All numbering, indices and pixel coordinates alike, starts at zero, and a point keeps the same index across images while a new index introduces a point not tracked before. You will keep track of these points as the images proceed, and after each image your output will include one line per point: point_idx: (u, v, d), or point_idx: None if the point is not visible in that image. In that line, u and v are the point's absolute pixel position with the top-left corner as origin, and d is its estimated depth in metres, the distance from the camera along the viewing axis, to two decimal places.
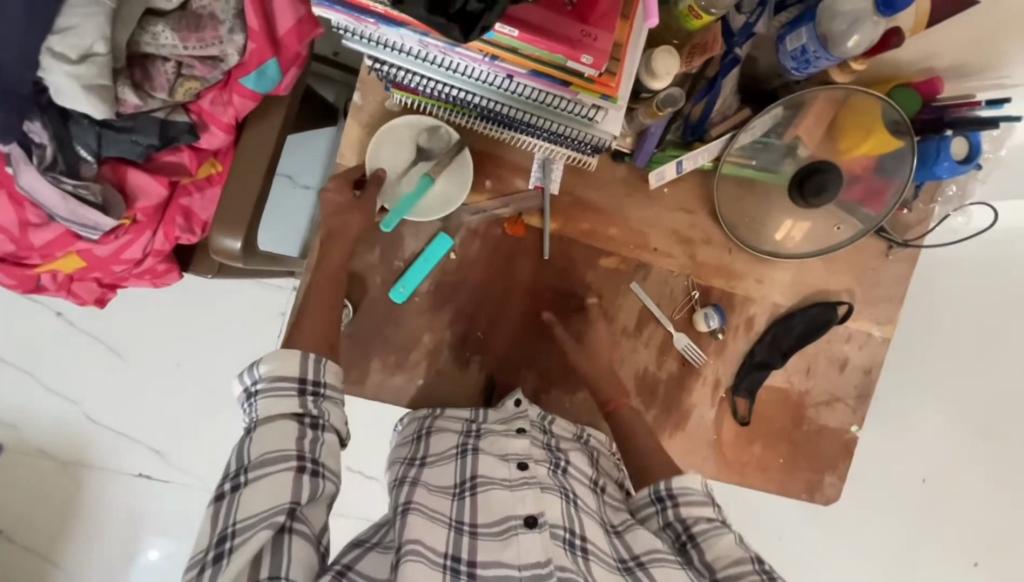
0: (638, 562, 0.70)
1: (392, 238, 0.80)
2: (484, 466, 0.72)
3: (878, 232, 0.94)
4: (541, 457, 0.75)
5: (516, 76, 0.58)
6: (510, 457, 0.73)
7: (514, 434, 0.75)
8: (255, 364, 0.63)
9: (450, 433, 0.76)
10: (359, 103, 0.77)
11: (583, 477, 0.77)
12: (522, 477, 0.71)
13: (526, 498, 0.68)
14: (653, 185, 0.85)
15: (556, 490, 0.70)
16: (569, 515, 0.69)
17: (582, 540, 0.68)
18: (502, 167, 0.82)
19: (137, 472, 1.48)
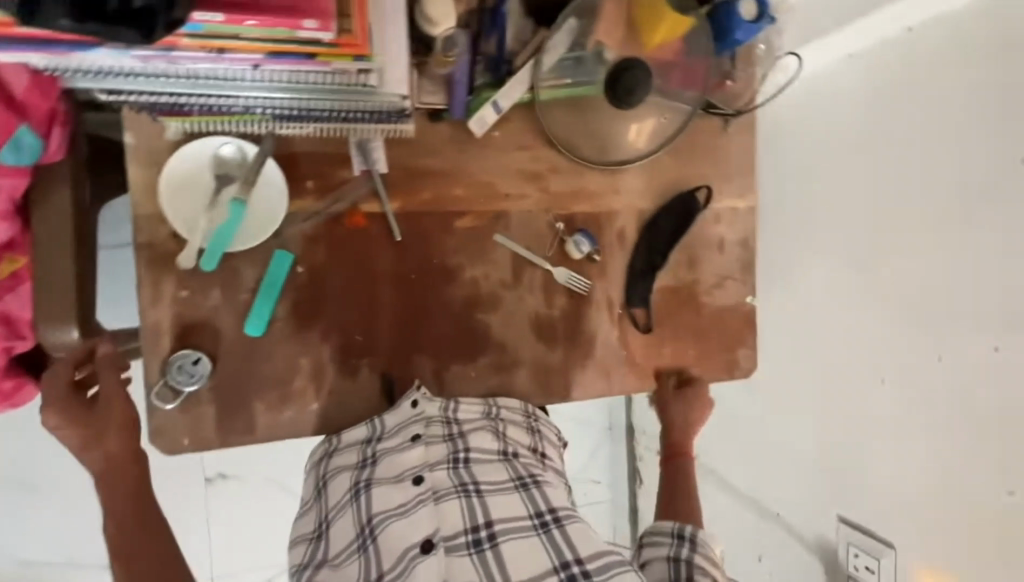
0: (554, 515, 0.69)
1: (227, 272, 0.74)
2: (379, 500, 0.69)
3: (712, 110, 0.96)
4: (438, 460, 0.73)
5: (260, 65, 0.54)
6: (405, 476, 0.71)
7: (408, 443, 0.73)
8: None
9: (343, 475, 0.74)
10: (135, 143, 0.70)
11: (489, 455, 0.75)
12: (417, 496, 0.69)
13: (421, 520, 0.66)
14: (479, 134, 0.84)
15: (453, 494, 0.69)
16: (472, 512, 0.68)
17: (488, 531, 0.67)
18: (320, 163, 0.77)
19: None
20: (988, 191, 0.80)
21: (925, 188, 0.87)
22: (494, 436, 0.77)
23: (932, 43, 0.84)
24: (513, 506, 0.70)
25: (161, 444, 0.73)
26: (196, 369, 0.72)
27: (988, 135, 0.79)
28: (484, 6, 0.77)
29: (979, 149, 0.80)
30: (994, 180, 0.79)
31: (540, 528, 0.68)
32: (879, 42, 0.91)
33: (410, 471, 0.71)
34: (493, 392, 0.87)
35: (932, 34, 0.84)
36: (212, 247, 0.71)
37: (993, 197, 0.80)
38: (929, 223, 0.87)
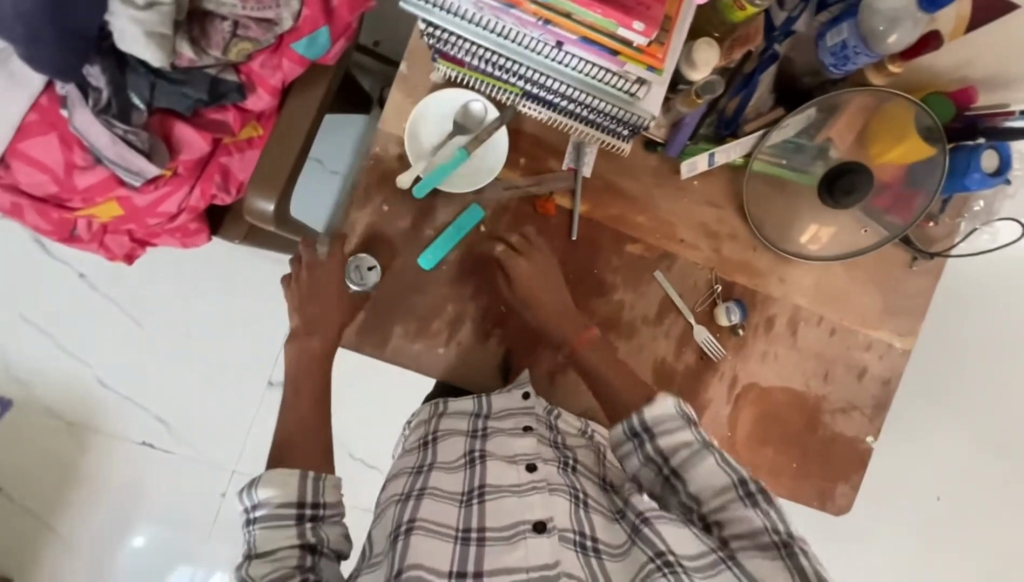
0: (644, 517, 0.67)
1: (425, 206, 0.81)
2: (492, 474, 0.72)
3: (905, 243, 0.94)
4: (548, 457, 0.75)
5: (566, 44, 0.60)
6: (518, 459, 0.74)
7: (520, 432, 0.77)
8: (253, 488, 0.68)
9: (455, 440, 0.79)
10: (405, 72, 0.80)
11: (591, 472, 0.76)
12: (530, 482, 0.70)
13: (533, 502, 0.68)
14: (683, 176, 0.87)
15: (564, 492, 0.70)
16: (578, 517, 0.68)
17: (593, 542, 0.67)
18: (538, 146, 0.84)
19: (140, 440, 1.49)
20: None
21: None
22: (596, 460, 0.79)
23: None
24: (617, 530, 0.69)
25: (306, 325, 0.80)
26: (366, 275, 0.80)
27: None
28: (742, 68, 0.80)
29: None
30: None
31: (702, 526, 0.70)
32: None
33: (523, 458, 0.74)
34: (593, 413, 0.88)
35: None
36: (428, 178, 0.78)
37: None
38: None
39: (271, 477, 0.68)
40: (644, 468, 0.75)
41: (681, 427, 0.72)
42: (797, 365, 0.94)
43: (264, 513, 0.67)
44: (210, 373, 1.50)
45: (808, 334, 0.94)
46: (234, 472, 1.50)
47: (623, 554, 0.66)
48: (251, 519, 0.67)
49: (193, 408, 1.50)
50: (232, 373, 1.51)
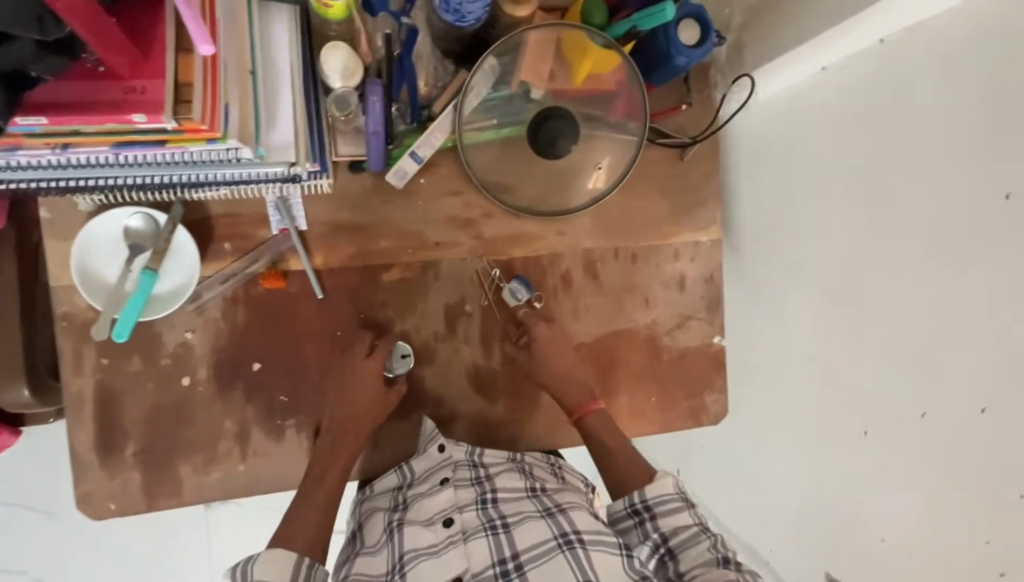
0: (579, 536, 0.69)
1: (146, 339, 0.74)
2: (410, 539, 0.72)
3: (665, 140, 0.89)
4: (466, 502, 0.76)
5: (116, 153, 0.52)
6: (434, 519, 0.74)
7: (437, 488, 0.77)
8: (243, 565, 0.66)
9: (377, 516, 0.77)
10: (48, 217, 0.71)
11: (516, 492, 0.77)
12: (447, 537, 0.72)
13: (450, 559, 0.70)
14: (399, 186, 0.80)
15: (481, 532, 0.72)
16: (497, 546, 0.71)
17: (514, 561, 0.69)
18: (235, 223, 0.76)
19: None
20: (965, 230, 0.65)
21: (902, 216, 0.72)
22: (521, 476, 0.79)
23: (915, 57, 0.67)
24: (538, 529, 0.71)
25: (89, 509, 0.74)
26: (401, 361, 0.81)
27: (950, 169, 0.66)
28: (392, 55, 0.70)
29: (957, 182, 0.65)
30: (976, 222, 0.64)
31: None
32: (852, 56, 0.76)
33: (440, 515, 0.75)
34: (428, 448, 0.84)
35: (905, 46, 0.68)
36: (123, 318, 0.70)
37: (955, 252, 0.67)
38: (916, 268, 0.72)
39: (268, 559, 0.67)
40: (635, 530, 0.79)
41: (684, 512, 0.76)
42: (613, 307, 0.89)
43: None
44: (137, 542, 1.35)
45: (611, 270, 0.89)
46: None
47: (543, 555, 0.68)
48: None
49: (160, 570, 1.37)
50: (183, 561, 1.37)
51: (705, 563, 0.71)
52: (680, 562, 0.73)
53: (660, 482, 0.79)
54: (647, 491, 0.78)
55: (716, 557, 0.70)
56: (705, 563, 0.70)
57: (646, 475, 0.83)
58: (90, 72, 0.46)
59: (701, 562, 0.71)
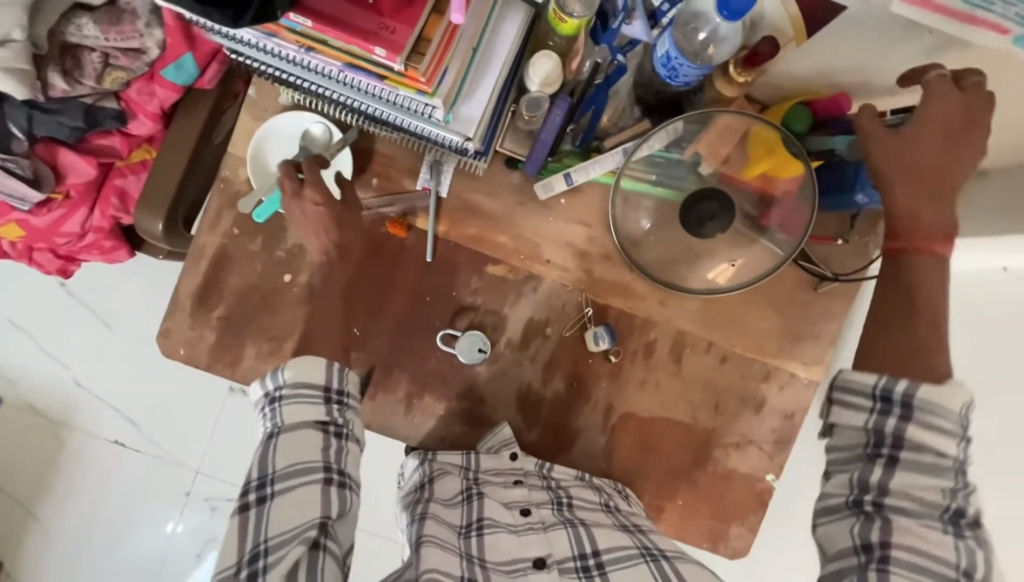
0: (660, 550, 0.72)
1: (274, 228, 0.81)
2: (489, 509, 0.76)
3: (804, 265, 0.86)
4: (542, 500, 0.79)
5: (341, 70, 0.59)
6: (512, 505, 0.78)
7: (512, 484, 0.80)
8: (280, 370, 0.68)
9: (451, 478, 0.79)
10: (253, 95, 0.80)
11: (591, 504, 0.79)
12: (527, 523, 0.76)
13: (531, 542, 0.74)
14: (542, 198, 0.83)
15: (561, 525, 0.76)
16: (579, 540, 0.74)
17: (596, 559, 0.72)
18: (390, 166, 0.82)
19: (114, 439, 1.47)
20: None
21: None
22: (593, 492, 0.80)
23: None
24: (619, 538, 0.74)
25: (162, 344, 0.81)
26: (476, 353, 0.83)
27: None
28: (592, 82, 0.74)
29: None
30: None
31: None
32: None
33: (516, 504, 0.78)
34: (452, 438, 0.85)
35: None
36: (268, 202, 0.77)
37: None
38: None
39: (299, 362, 0.68)
40: (854, 430, 0.55)
41: (954, 440, 0.51)
42: (681, 396, 0.87)
43: (290, 389, 0.67)
44: (169, 395, 1.48)
45: (696, 360, 0.87)
46: (197, 473, 1.48)
47: (627, 560, 0.71)
48: (276, 397, 0.68)
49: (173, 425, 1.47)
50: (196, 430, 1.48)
51: (923, 504, 0.53)
52: (890, 478, 0.53)
53: (953, 391, 0.52)
54: (921, 389, 0.52)
55: (945, 505, 0.52)
56: (920, 507, 0.53)
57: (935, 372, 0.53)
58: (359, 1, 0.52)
59: (905, 501, 0.53)
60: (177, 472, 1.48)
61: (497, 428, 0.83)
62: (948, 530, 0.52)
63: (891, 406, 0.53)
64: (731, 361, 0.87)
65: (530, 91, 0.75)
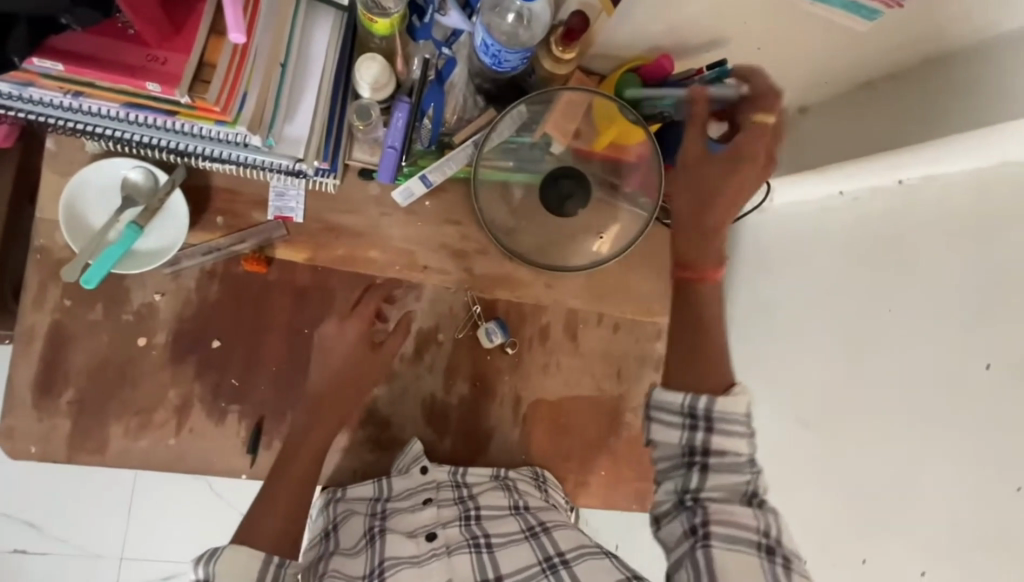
0: (563, 558, 0.67)
1: (115, 291, 0.74)
2: (392, 546, 0.71)
3: (672, 223, 0.89)
4: (449, 519, 0.75)
5: (125, 112, 0.53)
6: (418, 532, 0.73)
7: (420, 506, 0.76)
8: (212, 557, 0.61)
9: (356, 520, 0.75)
10: (54, 150, 0.71)
11: (499, 510, 0.76)
12: (430, 549, 0.71)
13: (434, 570, 0.68)
14: (404, 205, 0.80)
15: (465, 548, 0.71)
16: (482, 569, 0.69)
17: None
18: (234, 200, 0.76)
19: (10, 548, 1.31)
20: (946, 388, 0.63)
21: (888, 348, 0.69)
22: (504, 494, 0.78)
23: (923, 208, 0.67)
24: (523, 552, 0.69)
25: (7, 447, 0.72)
26: None
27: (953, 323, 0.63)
28: (425, 78, 0.72)
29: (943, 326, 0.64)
30: (954, 384, 0.62)
31: (764, 549, 0.53)
32: (872, 189, 0.75)
33: (423, 529, 0.74)
34: (364, 467, 0.82)
35: (923, 195, 0.68)
36: (95, 266, 0.69)
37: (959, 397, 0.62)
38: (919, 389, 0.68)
39: (232, 557, 0.62)
40: (669, 445, 0.57)
41: (745, 440, 0.55)
42: (583, 372, 0.88)
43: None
44: (61, 487, 1.32)
45: (591, 335, 0.88)
46: (122, 558, 1.35)
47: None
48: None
49: (76, 517, 1.33)
50: (103, 518, 1.34)
51: (729, 490, 0.55)
52: (703, 484, 0.55)
53: (740, 397, 0.55)
54: (718, 402, 0.55)
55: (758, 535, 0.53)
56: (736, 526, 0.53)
57: (713, 371, 0.57)
58: (119, 34, 0.47)
59: (723, 469, 0.55)
60: (95, 566, 1.34)
61: (407, 446, 0.81)
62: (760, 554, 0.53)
63: (697, 420, 0.56)
64: (623, 328, 0.89)
65: (362, 98, 0.71)
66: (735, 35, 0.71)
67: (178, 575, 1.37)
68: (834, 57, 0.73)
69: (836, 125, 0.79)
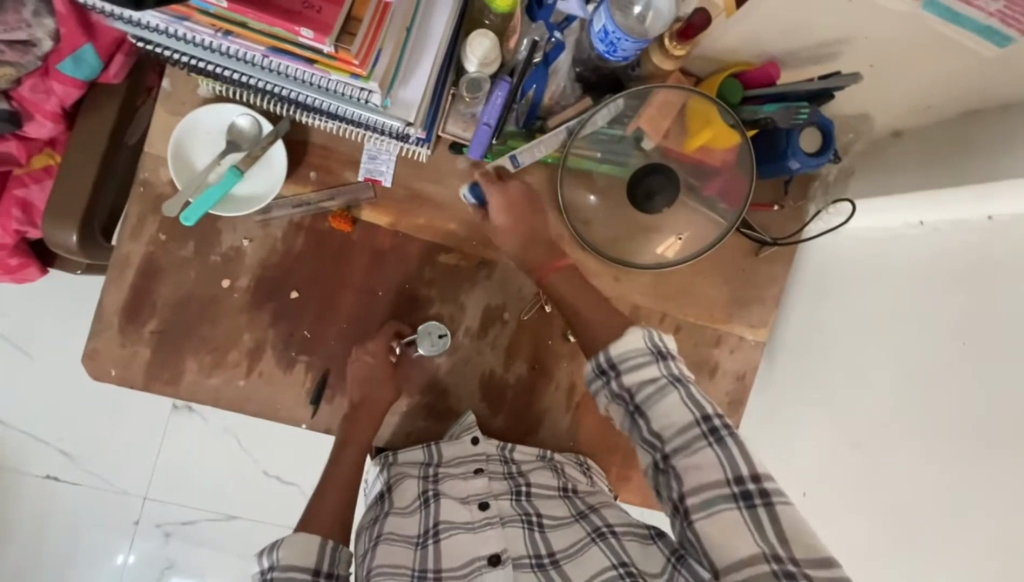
0: (611, 529, 0.70)
1: (207, 231, 0.76)
2: (446, 511, 0.75)
3: (747, 232, 0.90)
4: (500, 491, 0.78)
5: (265, 56, 0.55)
6: (470, 500, 0.77)
7: (472, 475, 0.79)
8: (274, 546, 0.66)
9: (411, 481, 0.78)
10: (168, 89, 0.74)
11: (549, 489, 0.78)
12: (483, 519, 0.74)
13: (488, 538, 0.72)
14: (489, 182, 0.82)
15: (517, 521, 0.74)
16: (534, 541, 0.72)
17: (551, 557, 0.70)
18: (328, 157, 0.79)
19: (46, 473, 1.36)
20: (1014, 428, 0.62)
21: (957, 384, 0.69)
22: (552, 475, 0.80)
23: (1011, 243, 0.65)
24: (573, 530, 0.72)
25: (89, 367, 0.75)
26: (438, 341, 0.82)
27: None
28: (531, 61, 0.72)
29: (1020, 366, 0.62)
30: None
31: (780, 575, 0.56)
32: (955, 221, 0.74)
33: (475, 498, 0.77)
34: (417, 433, 0.84)
35: (1009, 233, 0.66)
36: (196, 205, 0.72)
37: None
38: (935, 422, 0.71)
39: (292, 542, 0.66)
40: (643, 447, 0.66)
41: (677, 396, 0.63)
42: None
43: (282, 571, 0.64)
44: (101, 421, 1.36)
45: None
46: (145, 499, 1.38)
47: (577, 551, 0.69)
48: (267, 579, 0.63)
49: (111, 451, 1.37)
50: (137, 456, 1.38)
51: (712, 464, 0.60)
52: (677, 467, 0.61)
53: (632, 339, 0.66)
54: (614, 352, 0.66)
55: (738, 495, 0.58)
56: (709, 479, 0.59)
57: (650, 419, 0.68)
58: None
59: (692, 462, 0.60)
60: (122, 501, 1.38)
61: (461, 417, 0.83)
62: (736, 502, 0.58)
63: (627, 399, 0.66)
64: (684, 330, 0.90)
65: (469, 73, 0.73)
66: (844, 46, 0.71)
67: (197, 522, 1.39)
68: (940, 81, 0.73)
69: (929, 153, 0.79)
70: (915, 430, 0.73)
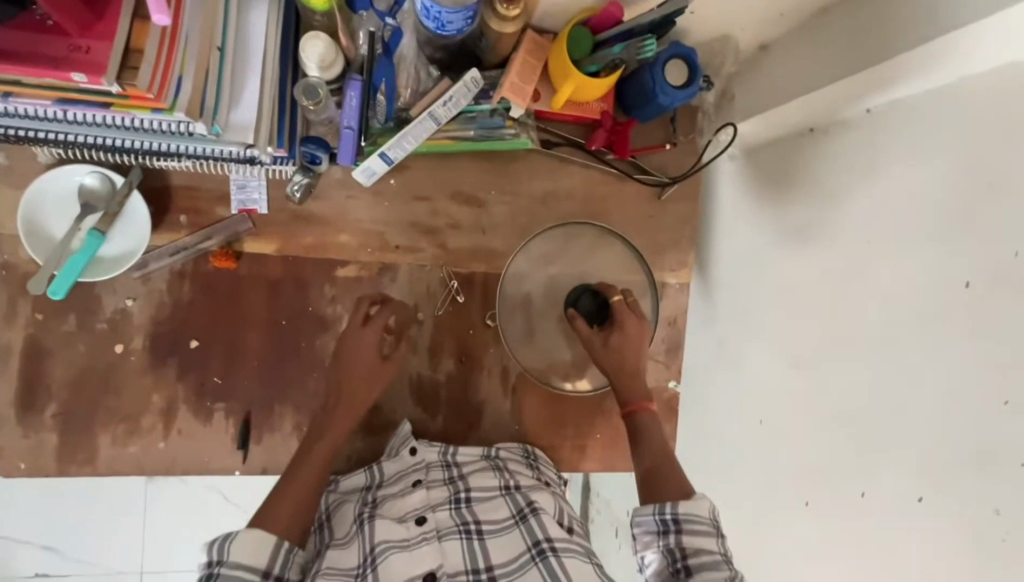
0: (551, 544, 0.65)
1: (86, 300, 0.73)
2: (382, 531, 0.69)
3: (644, 178, 0.89)
4: (439, 502, 0.74)
5: (61, 109, 0.52)
6: (408, 516, 0.72)
7: (410, 489, 0.75)
8: (226, 538, 0.58)
9: (350, 508, 0.75)
10: (8, 164, 0.71)
11: (490, 490, 0.75)
12: (420, 534, 0.69)
13: (422, 556, 0.66)
14: (367, 184, 0.78)
15: (454, 533, 0.69)
16: (471, 553, 0.68)
17: (488, 572, 0.66)
18: (195, 197, 0.76)
19: (32, 572, 1.30)
20: (928, 317, 0.62)
21: (868, 282, 0.68)
22: (494, 474, 0.77)
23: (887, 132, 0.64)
24: (513, 535, 0.69)
25: None
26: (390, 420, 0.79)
27: (929, 243, 0.62)
28: (373, 53, 0.71)
29: (929, 249, 0.62)
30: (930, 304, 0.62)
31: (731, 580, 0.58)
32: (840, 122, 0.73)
33: (413, 513, 0.72)
34: (359, 453, 0.82)
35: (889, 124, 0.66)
36: (62, 276, 0.68)
37: (925, 320, 0.62)
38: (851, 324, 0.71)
39: (248, 536, 0.59)
40: (654, 550, 0.65)
41: (712, 538, 0.62)
42: None
43: (229, 569, 0.57)
44: None
45: None
46: (142, 573, 1.33)
47: (517, 569, 0.65)
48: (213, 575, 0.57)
49: None
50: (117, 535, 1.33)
51: (706, 565, 0.60)
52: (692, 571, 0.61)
53: (700, 502, 0.65)
54: (682, 505, 0.64)
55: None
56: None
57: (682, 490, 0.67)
58: (39, 27, 0.46)
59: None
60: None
61: (398, 428, 0.81)
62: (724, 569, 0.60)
63: (669, 526, 0.64)
64: None
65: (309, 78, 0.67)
66: None
67: None
68: None
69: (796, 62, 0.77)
70: (837, 335, 0.72)
